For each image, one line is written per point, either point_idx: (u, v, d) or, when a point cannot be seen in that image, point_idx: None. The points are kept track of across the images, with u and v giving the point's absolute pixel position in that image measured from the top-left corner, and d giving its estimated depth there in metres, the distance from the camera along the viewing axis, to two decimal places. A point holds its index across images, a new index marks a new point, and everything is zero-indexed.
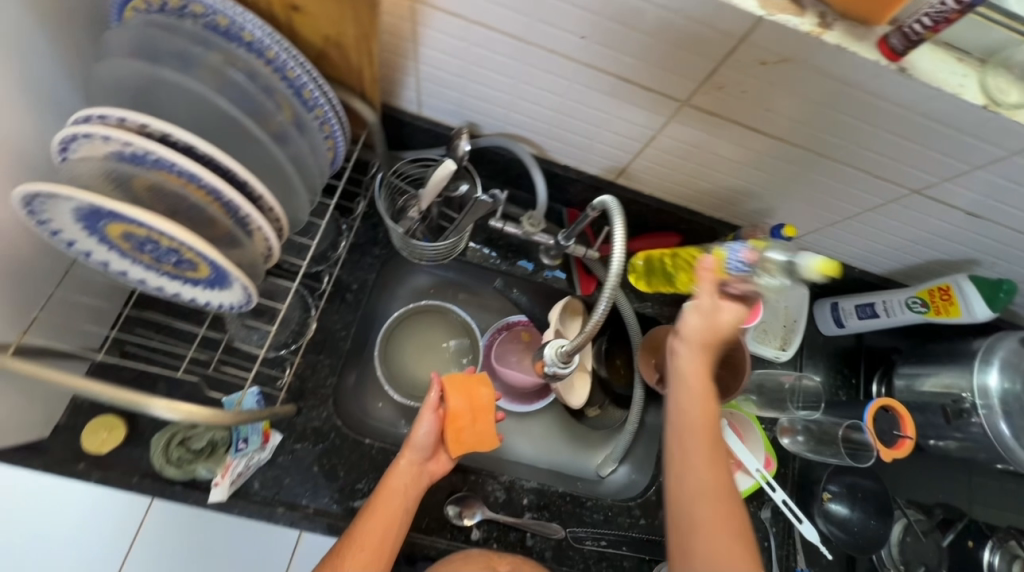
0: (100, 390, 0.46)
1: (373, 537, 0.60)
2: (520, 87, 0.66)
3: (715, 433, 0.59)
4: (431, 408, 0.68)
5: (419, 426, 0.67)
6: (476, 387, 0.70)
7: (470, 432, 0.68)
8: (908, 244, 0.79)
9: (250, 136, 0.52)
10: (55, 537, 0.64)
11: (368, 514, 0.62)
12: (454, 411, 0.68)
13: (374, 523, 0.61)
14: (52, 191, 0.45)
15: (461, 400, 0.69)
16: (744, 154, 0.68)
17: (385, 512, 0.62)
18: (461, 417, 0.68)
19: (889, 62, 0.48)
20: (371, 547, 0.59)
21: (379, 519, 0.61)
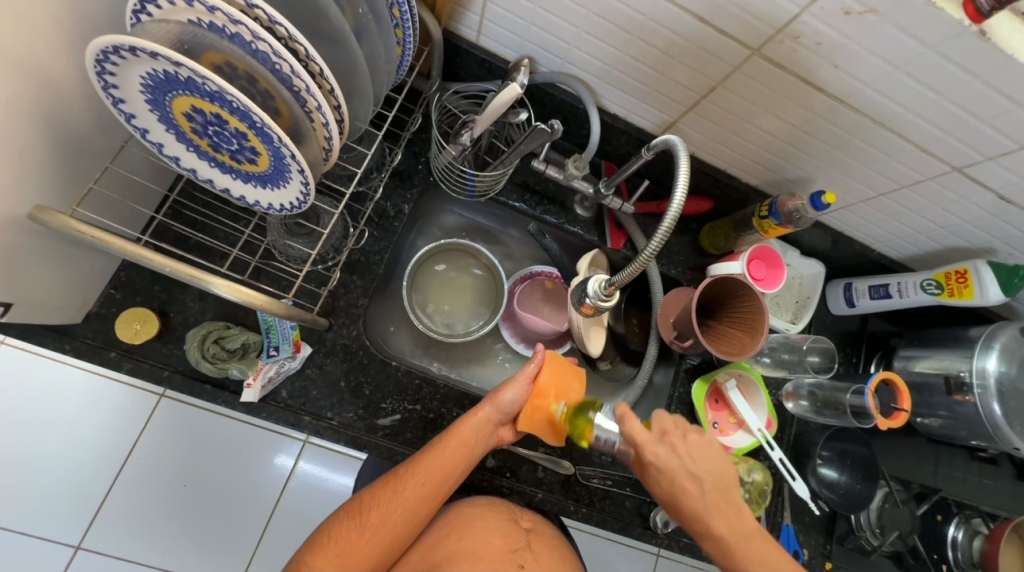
0: (165, 261, 0.47)
1: (435, 473, 0.63)
2: (591, 20, 0.66)
3: (741, 511, 0.61)
4: (524, 379, 0.69)
5: (507, 391, 0.68)
6: (569, 378, 0.69)
7: (543, 412, 0.68)
8: (932, 228, 0.82)
9: (330, 22, 0.51)
10: (81, 411, 0.96)
11: (436, 447, 0.65)
12: (541, 392, 0.68)
13: (438, 459, 0.64)
14: (133, 47, 0.44)
15: (551, 380, 0.68)
16: (798, 115, 0.69)
17: (449, 454, 0.64)
18: (545, 397, 0.68)
19: (972, 23, 0.50)
20: (431, 478, 0.63)
21: (442, 458, 0.64)
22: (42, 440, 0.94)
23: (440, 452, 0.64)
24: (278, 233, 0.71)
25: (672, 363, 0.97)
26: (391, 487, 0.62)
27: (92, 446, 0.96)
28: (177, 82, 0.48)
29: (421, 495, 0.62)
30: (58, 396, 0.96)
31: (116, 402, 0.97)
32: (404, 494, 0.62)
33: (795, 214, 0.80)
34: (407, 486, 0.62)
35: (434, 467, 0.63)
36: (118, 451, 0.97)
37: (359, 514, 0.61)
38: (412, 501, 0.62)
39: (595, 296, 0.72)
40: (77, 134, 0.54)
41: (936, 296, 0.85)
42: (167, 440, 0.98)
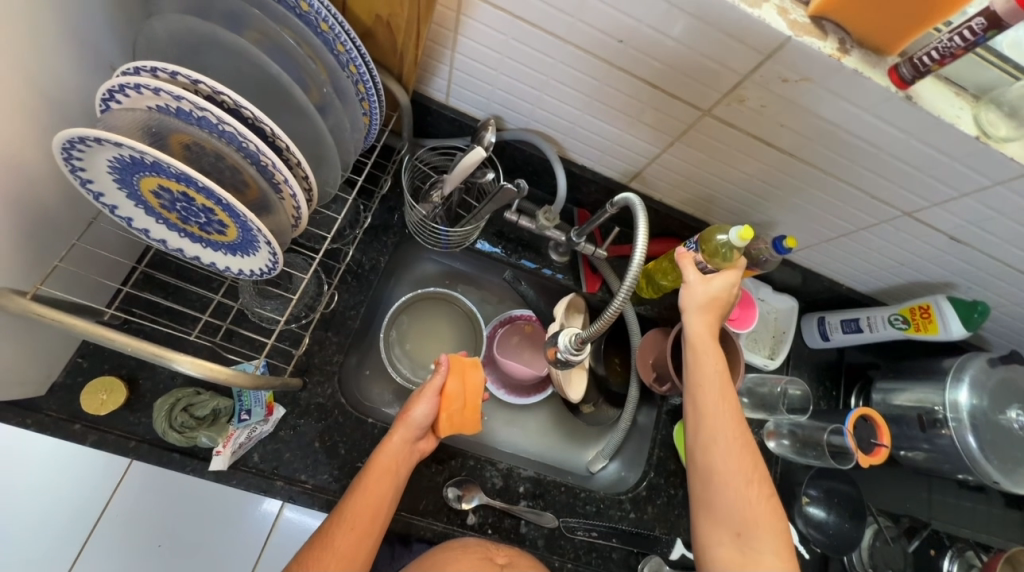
0: (126, 342, 0.46)
1: (367, 509, 0.61)
2: (551, 84, 0.69)
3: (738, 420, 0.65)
4: (433, 397, 0.68)
5: (419, 406, 0.68)
6: (471, 373, 0.70)
7: (458, 416, 0.69)
8: (893, 265, 0.85)
9: (296, 102, 0.54)
10: None
11: (360, 485, 0.62)
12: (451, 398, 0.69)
13: (367, 494, 0.62)
14: (99, 137, 0.45)
15: (457, 385, 0.69)
16: (754, 166, 0.72)
17: (375, 484, 0.62)
18: (455, 401, 0.69)
19: (898, 89, 0.53)
20: (362, 518, 0.60)
21: (370, 494, 0.62)
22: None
23: (366, 486, 0.62)
24: (251, 295, 0.71)
25: (654, 404, 0.96)
26: (321, 544, 0.58)
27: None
28: (143, 164, 0.49)
29: (357, 531, 0.59)
30: None
31: (30, 502, 0.77)
32: (335, 545, 0.58)
33: (761, 257, 0.81)
34: (338, 535, 0.58)
35: (364, 502, 0.61)
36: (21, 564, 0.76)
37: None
38: (351, 546, 0.58)
39: (566, 349, 0.72)
40: (44, 213, 0.55)
41: (904, 330, 0.87)
42: (107, 550, 0.78)
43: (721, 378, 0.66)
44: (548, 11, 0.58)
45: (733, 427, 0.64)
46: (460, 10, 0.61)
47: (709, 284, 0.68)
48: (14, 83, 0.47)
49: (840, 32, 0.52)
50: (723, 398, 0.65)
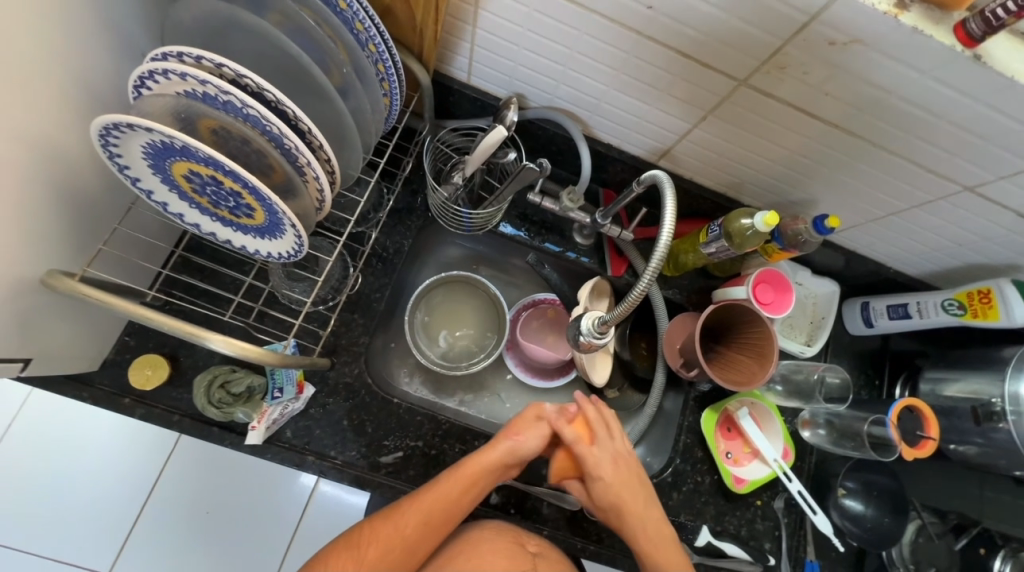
0: (166, 322, 0.49)
1: (440, 504, 0.62)
2: (576, 58, 0.66)
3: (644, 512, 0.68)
4: (541, 430, 0.68)
5: (525, 433, 0.68)
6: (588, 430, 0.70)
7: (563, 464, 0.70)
8: (950, 246, 0.79)
9: (317, 83, 0.54)
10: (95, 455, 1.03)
11: (443, 479, 0.64)
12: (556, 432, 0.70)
13: (446, 492, 0.63)
14: (131, 122, 0.47)
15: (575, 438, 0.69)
16: (793, 139, 0.68)
17: (457, 488, 0.63)
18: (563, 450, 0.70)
19: (964, 48, 0.48)
20: (434, 513, 0.62)
21: (450, 496, 0.63)
22: (64, 484, 1.02)
23: (447, 485, 0.63)
24: (279, 278, 0.74)
25: (682, 390, 0.93)
26: (390, 522, 0.61)
27: (115, 484, 1.03)
28: (174, 149, 0.50)
29: (426, 520, 0.61)
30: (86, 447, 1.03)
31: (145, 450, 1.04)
32: (404, 528, 0.61)
33: (800, 238, 0.76)
34: (407, 518, 0.61)
35: (438, 498, 0.62)
36: (139, 489, 1.03)
37: (357, 553, 0.59)
38: (415, 532, 0.61)
39: (589, 333, 0.71)
40: (86, 197, 0.58)
41: (959, 317, 0.80)
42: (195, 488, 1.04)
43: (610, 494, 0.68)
44: None
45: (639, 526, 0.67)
46: None
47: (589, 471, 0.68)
48: (51, 68, 0.48)
49: None
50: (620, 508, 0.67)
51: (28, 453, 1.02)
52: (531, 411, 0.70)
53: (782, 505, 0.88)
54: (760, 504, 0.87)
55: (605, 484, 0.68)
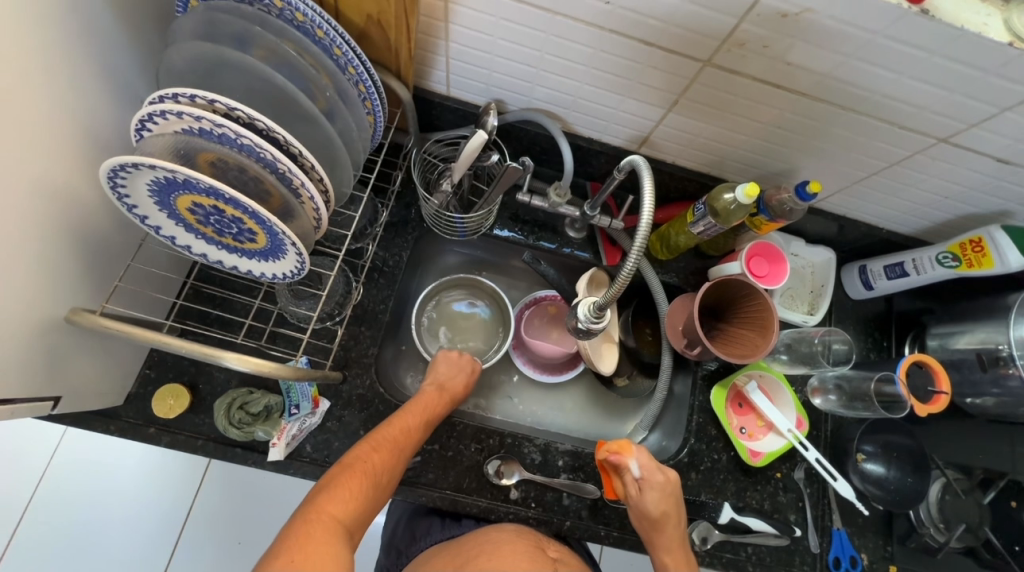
0: (181, 344, 0.53)
1: (416, 416, 0.74)
2: (545, 59, 0.69)
3: (677, 542, 0.73)
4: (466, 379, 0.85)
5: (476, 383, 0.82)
6: (657, 470, 0.73)
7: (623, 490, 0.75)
8: (937, 199, 0.79)
9: (303, 108, 0.58)
10: (130, 488, 1.08)
11: (417, 399, 0.76)
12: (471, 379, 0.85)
13: (420, 410, 0.75)
14: (136, 162, 0.50)
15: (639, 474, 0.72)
16: (766, 112, 0.70)
17: (428, 408, 0.76)
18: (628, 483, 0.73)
19: (911, 4, 0.50)
20: (417, 425, 0.73)
21: (422, 411, 0.75)
22: (101, 528, 1.07)
23: (420, 405, 0.75)
24: (286, 298, 0.77)
25: (689, 370, 0.94)
26: (382, 441, 0.68)
27: (147, 524, 1.08)
28: (177, 184, 0.54)
29: (415, 431, 0.72)
30: (119, 482, 1.08)
31: (175, 481, 1.10)
32: (392, 436, 0.69)
33: (785, 208, 0.78)
34: (392, 429, 0.70)
35: (415, 414, 0.74)
36: (172, 526, 1.08)
37: (371, 467, 0.64)
38: (410, 442, 0.71)
39: (587, 319, 0.73)
40: (100, 238, 0.61)
41: (955, 268, 0.81)
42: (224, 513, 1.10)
43: (658, 524, 0.72)
44: None
45: (669, 551, 0.73)
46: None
47: (641, 501, 0.72)
48: (56, 120, 0.52)
49: None
50: (660, 533, 0.73)
51: (64, 501, 1.07)
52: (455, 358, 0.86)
53: (802, 475, 0.88)
54: (781, 476, 0.88)
55: (650, 509, 0.72)
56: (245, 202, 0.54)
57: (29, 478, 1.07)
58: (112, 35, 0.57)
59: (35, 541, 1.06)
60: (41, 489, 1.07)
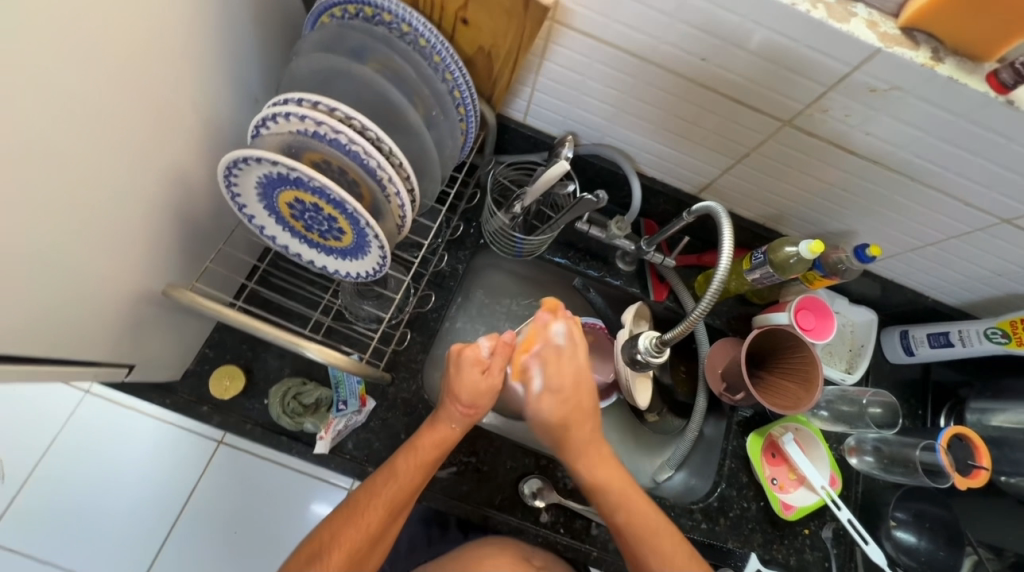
0: (272, 330, 0.57)
1: (398, 487, 0.63)
2: (628, 101, 0.73)
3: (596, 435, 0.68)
4: (490, 393, 0.64)
5: (473, 399, 0.64)
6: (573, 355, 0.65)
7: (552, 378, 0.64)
8: (990, 276, 0.81)
9: (410, 124, 0.62)
10: (139, 461, 1.09)
11: (404, 457, 0.64)
12: (488, 385, 0.64)
13: (405, 476, 0.63)
14: (258, 156, 0.54)
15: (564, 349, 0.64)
16: (833, 174, 0.73)
17: (417, 470, 0.64)
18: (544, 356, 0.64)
19: (998, 95, 0.53)
20: (396, 498, 0.62)
21: (407, 477, 0.63)
22: (107, 496, 1.08)
23: (405, 465, 0.64)
24: (351, 296, 0.80)
25: (723, 415, 0.94)
26: (350, 520, 0.61)
27: (150, 500, 1.08)
28: (286, 180, 0.58)
29: (390, 507, 0.62)
30: (130, 453, 1.09)
31: (181, 462, 1.10)
32: (361, 517, 0.61)
33: (840, 267, 0.80)
34: (365, 505, 0.61)
35: (399, 480, 0.63)
36: (175, 507, 1.08)
37: (322, 552, 0.59)
38: (382, 519, 0.61)
39: (646, 351, 0.75)
40: (195, 219, 0.65)
41: (1003, 345, 0.82)
42: (219, 501, 1.09)
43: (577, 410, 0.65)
44: (631, 34, 0.62)
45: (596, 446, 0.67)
46: (550, 37, 0.67)
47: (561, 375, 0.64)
48: (185, 108, 0.57)
49: (932, 41, 0.54)
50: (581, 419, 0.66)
51: (74, 466, 1.08)
52: (452, 367, 0.64)
53: (830, 534, 0.87)
54: (808, 533, 0.87)
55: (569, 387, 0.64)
56: (349, 208, 0.59)
57: (45, 436, 1.09)
58: (244, 36, 0.62)
59: (41, 502, 1.06)
60: (53, 451, 1.09)
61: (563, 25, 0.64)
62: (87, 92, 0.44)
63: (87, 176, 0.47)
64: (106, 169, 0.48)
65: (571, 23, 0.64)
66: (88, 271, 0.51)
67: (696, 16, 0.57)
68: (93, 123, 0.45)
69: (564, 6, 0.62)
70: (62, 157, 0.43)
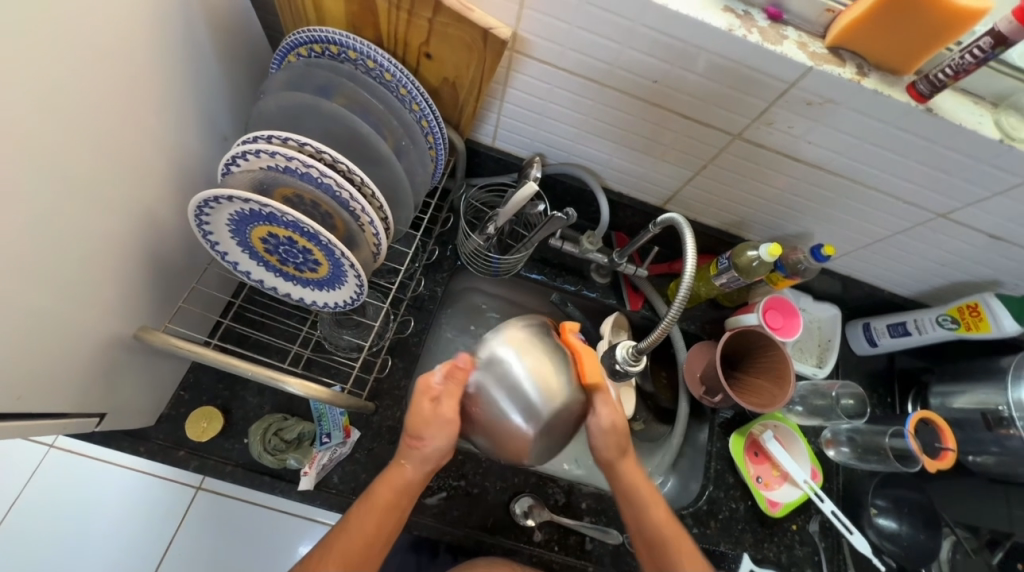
0: (250, 367, 0.56)
1: (360, 539, 0.59)
2: (589, 122, 0.77)
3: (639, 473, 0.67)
4: (448, 425, 0.57)
5: (429, 435, 0.58)
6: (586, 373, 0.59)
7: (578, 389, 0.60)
8: (935, 266, 0.87)
9: (380, 155, 0.63)
10: (109, 516, 1.04)
11: (363, 504, 0.61)
12: (442, 416, 0.57)
13: (364, 526, 0.59)
14: (228, 195, 0.55)
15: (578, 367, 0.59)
16: (784, 181, 0.78)
17: (377, 519, 0.60)
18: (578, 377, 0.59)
19: (918, 103, 0.59)
20: (352, 554, 0.59)
21: (369, 527, 0.60)
22: (73, 557, 1.01)
23: (365, 514, 0.60)
24: (330, 326, 0.79)
25: (705, 418, 0.96)
26: None
27: (120, 557, 1.02)
28: (258, 215, 0.58)
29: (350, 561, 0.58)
30: (99, 507, 1.04)
31: (155, 513, 1.05)
32: None
33: (799, 266, 0.84)
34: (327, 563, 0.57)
35: (362, 530, 0.59)
36: (148, 562, 1.02)
37: None
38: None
39: (624, 361, 0.77)
40: (165, 259, 0.64)
41: (954, 330, 0.87)
42: (197, 551, 1.04)
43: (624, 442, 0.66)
44: (587, 61, 0.66)
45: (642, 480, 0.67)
46: (511, 66, 0.70)
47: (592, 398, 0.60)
48: (152, 151, 0.57)
49: (855, 59, 0.59)
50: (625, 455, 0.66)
51: (37, 526, 1.02)
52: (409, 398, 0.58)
53: (817, 528, 0.89)
54: (796, 529, 0.89)
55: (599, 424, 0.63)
56: (323, 239, 0.59)
57: (7, 495, 1.03)
58: (210, 78, 0.63)
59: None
60: (14, 512, 1.02)
61: (523, 55, 0.68)
62: (50, 144, 0.44)
63: (51, 225, 0.46)
64: (71, 217, 0.48)
65: (530, 53, 0.67)
66: (52, 320, 0.50)
67: (645, 43, 0.61)
68: (56, 172, 0.45)
69: (522, 37, 0.65)
70: (23, 206, 0.43)
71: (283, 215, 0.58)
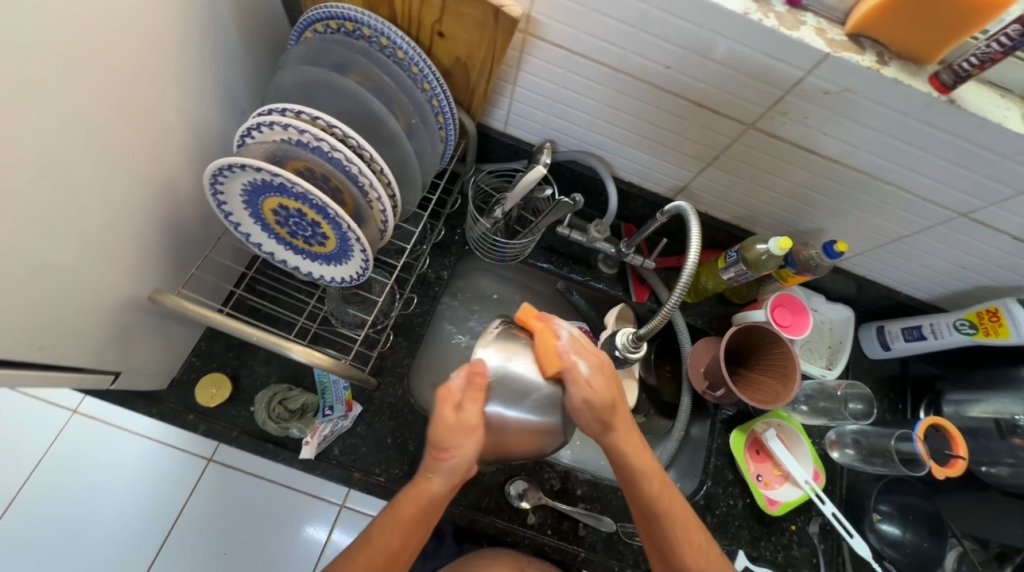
0: (256, 332, 0.58)
1: (383, 551, 0.57)
2: (601, 108, 0.76)
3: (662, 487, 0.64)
4: (472, 430, 0.55)
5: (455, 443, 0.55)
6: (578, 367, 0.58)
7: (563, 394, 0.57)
8: (954, 269, 0.84)
9: (390, 132, 0.64)
10: (126, 479, 1.08)
11: (386, 517, 0.58)
12: (460, 423, 0.54)
13: (387, 540, 0.57)
14: (241, 164, 0.56)
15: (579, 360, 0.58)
16: (799, 174, 0.76)
17: (400, 533, 0.58)
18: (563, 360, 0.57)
19: (940, 94, 0.57)
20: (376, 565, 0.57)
21: (391, 543, 0.57)
22: (90, 516, 1.06)
23: (390, 528, 0.58)
24: (337, 302, 0.81)
25: (707, 414, 0.95)
26: None
27: (134, 519, 1.06)
28: (270, 186, 0.60)
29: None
30: (116, 470, 1.08)
31: (168, 478, 1.09)
32: None
33: (811, 263, 0.82)
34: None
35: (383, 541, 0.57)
36: (159, 525, 1.07)
37: None
38: None
39: (624, 347, 0.77)
40: (179, 227, 0.66)
41: (971, 336, 0.85)
42: (206, 518, 1.08)
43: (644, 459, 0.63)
44: (600, 44, 0.66)
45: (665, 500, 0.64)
46: (524, 49, 0.70)
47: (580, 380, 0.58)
48: (171, 119, 0.59)
49: (877, 46, 0.57)
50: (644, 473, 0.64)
51: (59, 485, 1.07)
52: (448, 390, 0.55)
53: (817, 530, 0.88)
54: (795, 529, 0.87)
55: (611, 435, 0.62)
56: (330, 211, 0.61)
57: (32, 454, 1.09)
58: (228, 52, 0.65)
59: (23, 523, 1.05)
60: (39, 471, 1.08)
61: (536, 37, 0.68)
62: (72, 104, 0.46)
63: (74, 184, 0.49)
64: (92, 178, 0.50)
65: (543, 36, 0.67)
66: (72, 277, 0.52)
67: (661, 27, 0.61)
68: (78, 133, 0.47)
69: (535, 18, 0.65)
70: (46, 163, 0.45)
71: (293, 185, 0.59)
